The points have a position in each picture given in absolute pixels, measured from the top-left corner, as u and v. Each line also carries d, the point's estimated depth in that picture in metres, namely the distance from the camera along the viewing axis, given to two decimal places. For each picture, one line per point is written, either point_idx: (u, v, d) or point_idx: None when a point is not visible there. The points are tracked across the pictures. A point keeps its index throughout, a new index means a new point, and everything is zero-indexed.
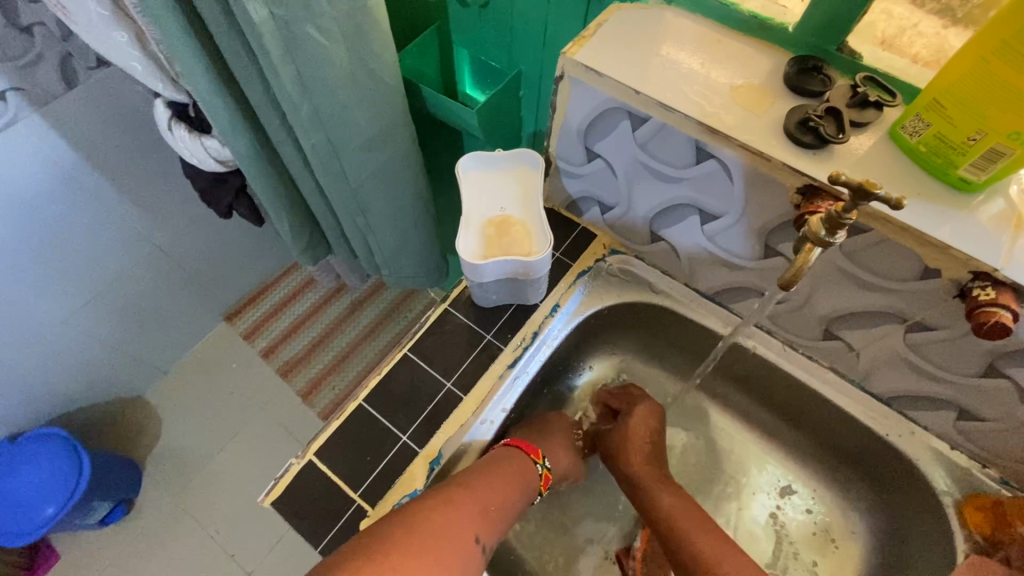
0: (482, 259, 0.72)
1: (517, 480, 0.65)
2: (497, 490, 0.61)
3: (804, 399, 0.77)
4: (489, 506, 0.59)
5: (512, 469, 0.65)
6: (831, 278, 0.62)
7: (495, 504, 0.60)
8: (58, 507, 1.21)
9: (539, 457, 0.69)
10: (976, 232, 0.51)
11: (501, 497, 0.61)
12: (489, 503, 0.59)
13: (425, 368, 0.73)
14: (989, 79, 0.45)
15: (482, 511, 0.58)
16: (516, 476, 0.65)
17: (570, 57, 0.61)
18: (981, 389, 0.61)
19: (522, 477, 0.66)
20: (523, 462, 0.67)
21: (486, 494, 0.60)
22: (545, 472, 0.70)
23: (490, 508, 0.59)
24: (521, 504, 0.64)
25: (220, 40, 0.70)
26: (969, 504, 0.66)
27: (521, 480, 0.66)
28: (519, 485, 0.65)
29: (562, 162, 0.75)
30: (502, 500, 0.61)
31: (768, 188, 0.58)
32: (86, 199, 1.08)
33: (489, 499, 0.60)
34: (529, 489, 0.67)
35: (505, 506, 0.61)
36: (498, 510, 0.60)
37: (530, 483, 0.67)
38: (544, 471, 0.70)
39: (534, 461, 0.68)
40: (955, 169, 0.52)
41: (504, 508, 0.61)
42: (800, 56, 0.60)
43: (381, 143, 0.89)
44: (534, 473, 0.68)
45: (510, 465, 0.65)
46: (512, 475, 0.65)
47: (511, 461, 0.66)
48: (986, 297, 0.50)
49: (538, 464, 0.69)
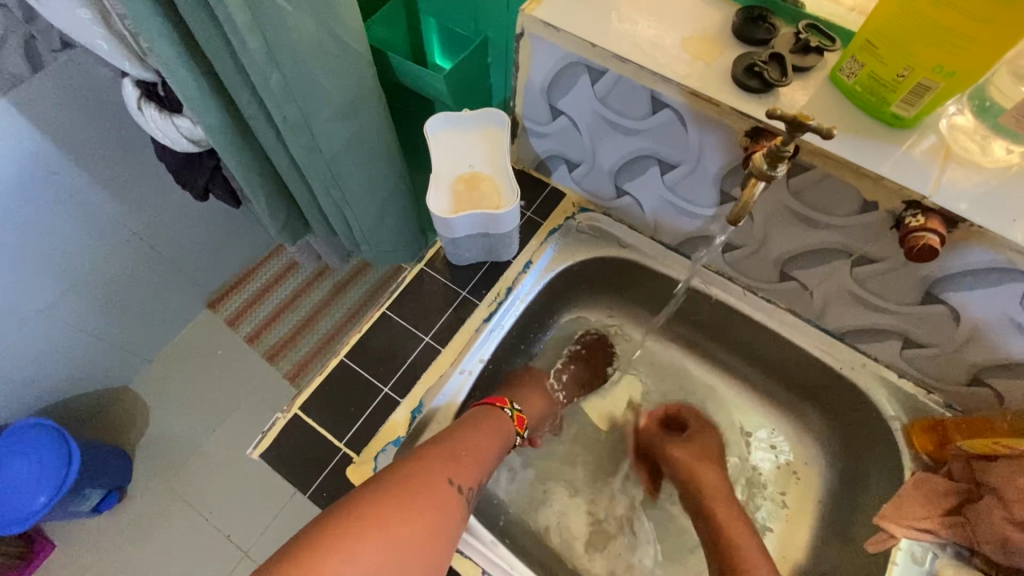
0: (452, 214, 0.75)
1: (489, 426, 0.68)
2: (467, 438, 0.64)
3: (766, 343, 0.81)
4: (458, 450, 0.62)
5: (480, 419, 0.68)
6: (781, 218, 0.66)
7: (464, 449, 0.63)
8: (49, 496, 1.23)
9: (507, 403, 0.73)
10: (908, 165, 0.56)
11: (471, 442, 0.64)
12: (456, 449, 0.62)
13: (404, 324, 0.75)
14: (912, 18, 0.49)
15: (453, 456, 0.61)
16: (486, 423, 0.68)
17: (528, 14, 0.64)
18: (921, 316, 0.65)
19: (495, 423, 0.69)
20: (493, 411, 0.71)
21: (455, 442, 0.63)
22: (517, 414, 0.73)
23: (459, 454, 0.62)
24: (495, 447, 0.67)
25: (186, 11, 0.71)
26: (914, 427, 0.71)
27: (494, 426, 0.69)
28: (491, 431, 0.68)
29: (528, 121, 0.78)
30: (471, 446, 0.64)
31: (719, 132, 0.62)
32: (59, 184, 1.08)
33: (457, 445, 0.63)
34: (505, 431, 0.70)
35: (477, 449, 0.64)
36: (471, 454, 0.63)
37: (504, 426, 0.70)
38: (515, 414, 0.73)
39: (503, 407, 0.72)
40: (887, 105, 0.56)
41: (477, 452, 0.64)
42: (747, 7, 0.63)
43: (353, 111, 0.90)
44: (505, 418, 0.71)
45: (480, 417, 0.69)
46: (482, 424, 0.68)
47: (482, 414, 0.69)
48: (916, 223, 0.54)
49: (507, 408, 0.72)
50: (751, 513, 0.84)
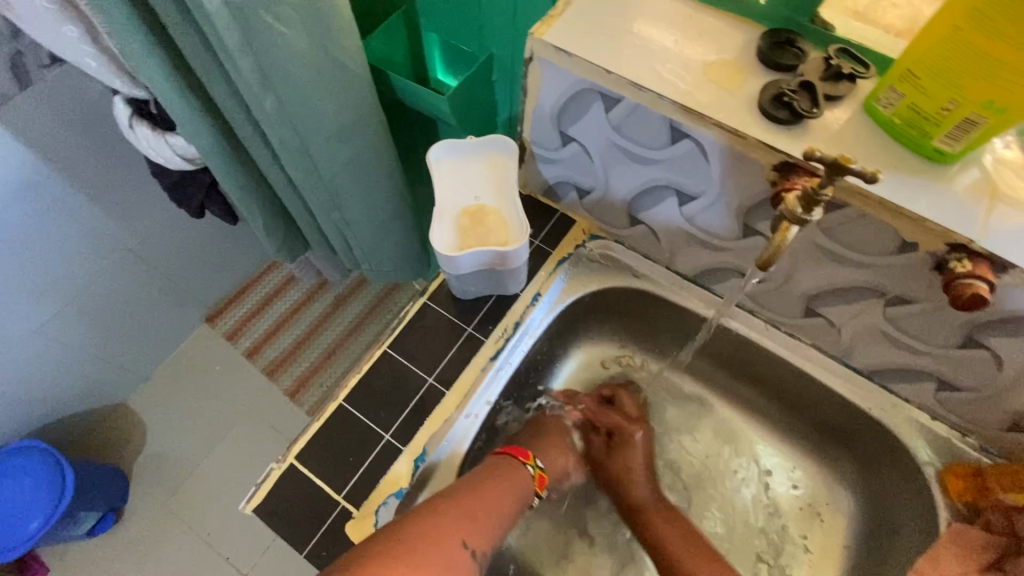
0: (458, 250, 0.71)
1: (508, 483, 0.64)
2: (484, 497, 0.60)
3: (788, 377, 0.77)
4: (476, 511, 0.58)
5: (498, 474, 0.65)
6: (810, 255, 0.62)
7: (481, 509, 0.59)
8: (43, 521, 1.19)
9: (530, 459, 0.69)
10: (952, 203, 0.51)
11: (489, 502, 0.60)
12: (473, 508, 0.58)
13: (406, 364, 0.71)
14: (960, 49, 0.45)
15: (470, 515, 0.57)
16: (505, 480, 0.64)
17: (538, 38, 0.59)
18: (960, 359, 0.61)
19: (513, 480, 0.65)
20: (512, 467, 0.67)
21: (474, 500, 0.59)
22: (538, 473, 0.69)
23: (476, 514, 0.58)
24: (512, 509, 0.63)
25: (175, 33, 0.67)
26: (950, 473, 0.67)
27: (512, 482, 0.65)
28: (509, 489, 0.64)
29: (537, 147, 0.73)
30: (489, 507, 0.60)
31: (744, 166, 0.57)
32: (48, 204, 1.04)
33: (474, 503, 0.59)
34: (522, 492, 0.66)
35: (494, 510, 0.60)
36: (487, 515, 0.59)
37: (523, 486, 0.66)
38: (536, 472, 0.69)
39: (524, 463, 0.68)
40: (929, 140, 0.51)
41: (493, 513, 0.60)
42: (772, 30, 0.58)
43: (351, 132, 0.86)
44: (526, 476, 0.67)
45: (498, 471, 0.65)
46: (499, 480, 0.64)
47: (501, 470, 0.65)
48: (963, 269, 0.50)
49: (529, 465, 0.68)
50: (771, 557, 0.80)
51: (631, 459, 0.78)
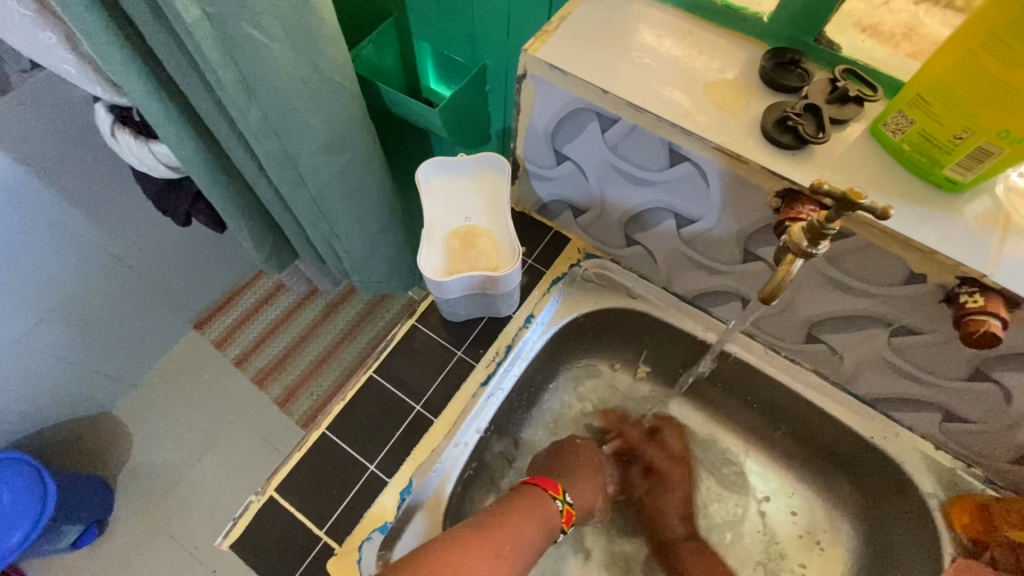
0: (446, 275, 0.68)
1: (536, 517, 0.61)
2: (511, 529, 0.58)
3: (787, 402, 0.75)
4: (502, 545, 0.56)
5: (527, 505, 0.62)
6: (812, 282, 0.60)
7: (509, 544, 0.57)
8: (24, 535, 1.14)
9: (559, 493, 0.66)
10: (964, 234, 0.49)
11: (517, 537, 0.58)
12: (501, 543, 0.56)
13: (393, 390, 0.69)
14: (976, 76, 0.42)
15: (496, 550, 0.55)
16: (533, 512, 0.62)
17: (532, 54, 0.57)
18: (967, 391, 0.59)
19: (542, 513, 0.63)
20: (541, 499, 0.64)
21: (501, 533, 0.57)
22: (566, 508, 0.66)
23: (503, 549, 0.56)
24: (540, 543, 0.60)
25: (153, 43, 0.64)
26: (955, 505, 0.64)
27: (540, 514, 0.62)
28: (538, 523, 0.61)
29: (531, 164, 0.71)
30: (516, 540, 0.58)
31: (746, 191, 0.55)
32: (28, 213, 1.01)
33: (502, 537, 0.57)
34: (551, 526, 0.63)
35: (521, 544, 0.58)
36: (513, 550, 0.57)
37: (552, 520, 0.63)
38: (565, 508, 0.66)
39: (554, 497, 0.65)
40: (939, 168, 0.49)
41: (520, 548, 0.58)
42: (776, 48, 0.56)
43: (340, 145, 0.83)
44: (555, 511, 0.64)
45: (526, 502, 0.63)
46: (528, 513, 0.61)
47: (530, 501, 0.63)
48: (974, 304, 0.47)
49: (558, 499, 0.65)
50: None
51: (669, 492, 0.81)
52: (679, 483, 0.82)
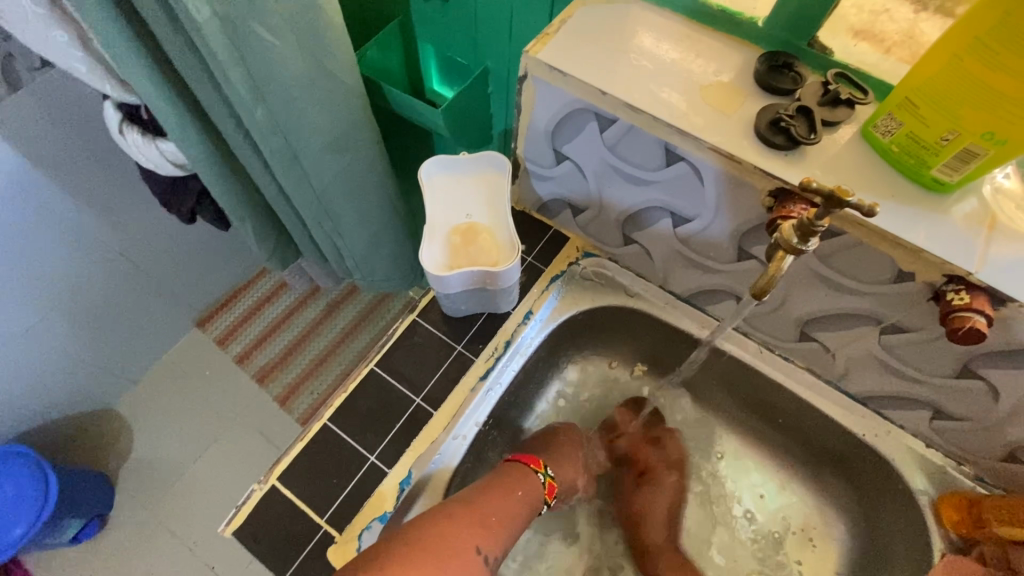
0: (448, 270, 0.70)
1: (519, 490, 0.64)
2: (495, 502, 0.60)
3: (780, 399, 0.77)
4: (489, 516, 0.58)
5: (509, 479, 0.65)
6: (804, 280, 0.61)
7: (495, 515, 0.59)
8: (26, 527, 1.16)
9: (541, 466, 0.69)
10: (951, 233, 0.50)
11: (502, 509, 0.60)
12: (487, 514, 0.58)
13: (394, 383, 0.70)
14: (961, 80, 0.44)
15: (482, 521, 0.57)
16: (515, 485, 0.64)
17: (532, 56, 0.58)
18: (956, 389, 0.60)
19: (525, 486, 0.65)
20: (523, 473, 0.66)
21: (486, 505, 0.59)
22: (549, 480, 0.69)
23: (490, 519, 0.58)
24: (524, 514, 0.63)
25: (164, 43, 0.65)
26: (944, 502, 0.66)
27: (523, 489, 0.65)
28: (521, 495, 0.64)
29: (531, 164, 0.72)
30: (501, 512, 0.60)
31: (740, 191, 0.57)
32: (37, 208, 1.02)
33: (488, 509, 0.59)
34: (534, 499, 0.65)
35: (506, 516, 0.60)
36: (500, 521, 0.59)
37: (534, 493, 0.66)
38: (546, 480, 0.68)
39: (535, 470, 0.68)
40: (927, 169, 0.50)
41: (506, 519, 0.60)
42: (770, 52, 0.58)
43: (344, 143, 0.85)
44: (537, 483, 0.67)
45: (508, 475, 0.65)
46: (512, 486, 0.64)
47: (512, 475, 0.65)
48: (960, 302, 0.49)
49: (539, 472, 0.68)
50: None
51: (654, 497, 0.81)
52: (669, 489, 0.82)
